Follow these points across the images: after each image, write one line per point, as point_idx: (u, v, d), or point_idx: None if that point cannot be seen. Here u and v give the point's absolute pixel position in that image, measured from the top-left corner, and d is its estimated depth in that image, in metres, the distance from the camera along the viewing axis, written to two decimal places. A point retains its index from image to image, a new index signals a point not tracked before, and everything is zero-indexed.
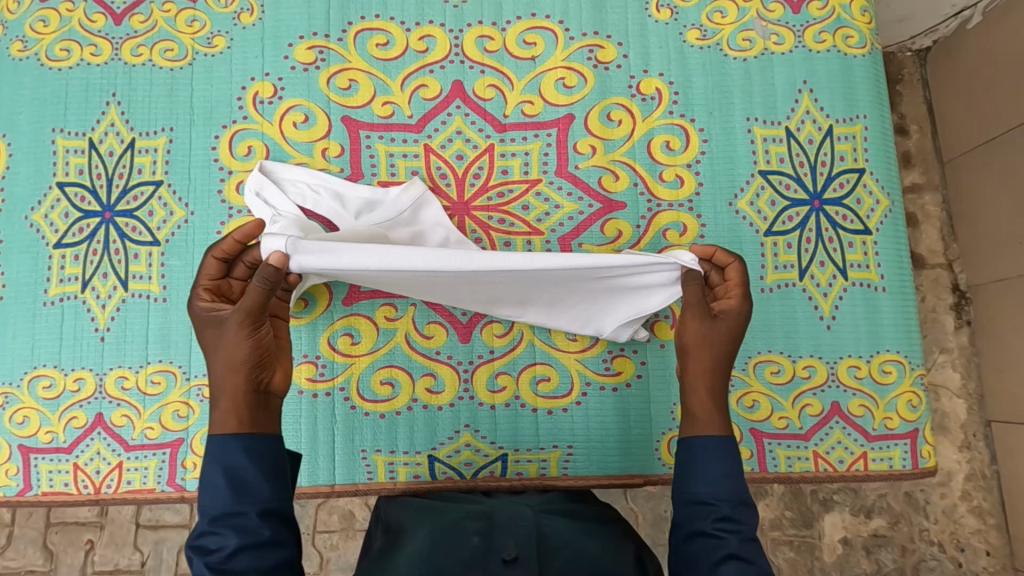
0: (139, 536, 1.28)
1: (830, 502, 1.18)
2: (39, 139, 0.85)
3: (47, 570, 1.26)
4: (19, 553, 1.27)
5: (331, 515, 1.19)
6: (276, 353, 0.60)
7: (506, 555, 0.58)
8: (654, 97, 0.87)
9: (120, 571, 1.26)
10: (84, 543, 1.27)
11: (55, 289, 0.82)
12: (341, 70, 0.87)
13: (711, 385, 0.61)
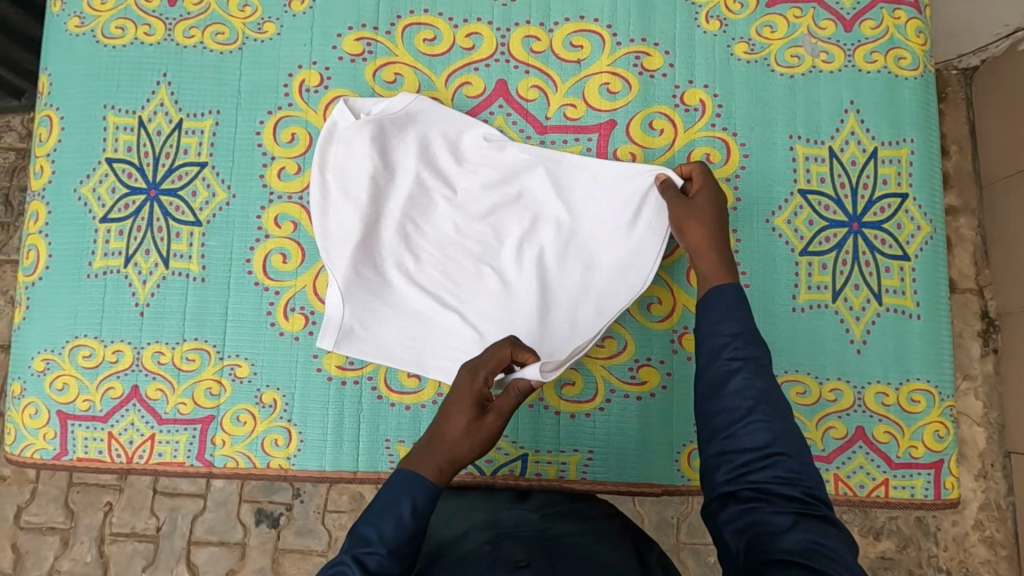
0: (156, 502, 1.34)
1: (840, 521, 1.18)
2: (91, 114, 0.87)
3: (67, 526, 1.33)
4: (42, 509, 1.34)
5: (340, 496, 1.35)
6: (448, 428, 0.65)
7: (517, 560, 0.57)
8: (697, 109, 0.86)
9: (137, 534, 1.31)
10: (104, 504, 1.33)
11: (99, 261, 0.85)
12: (387, 63, 0.87)
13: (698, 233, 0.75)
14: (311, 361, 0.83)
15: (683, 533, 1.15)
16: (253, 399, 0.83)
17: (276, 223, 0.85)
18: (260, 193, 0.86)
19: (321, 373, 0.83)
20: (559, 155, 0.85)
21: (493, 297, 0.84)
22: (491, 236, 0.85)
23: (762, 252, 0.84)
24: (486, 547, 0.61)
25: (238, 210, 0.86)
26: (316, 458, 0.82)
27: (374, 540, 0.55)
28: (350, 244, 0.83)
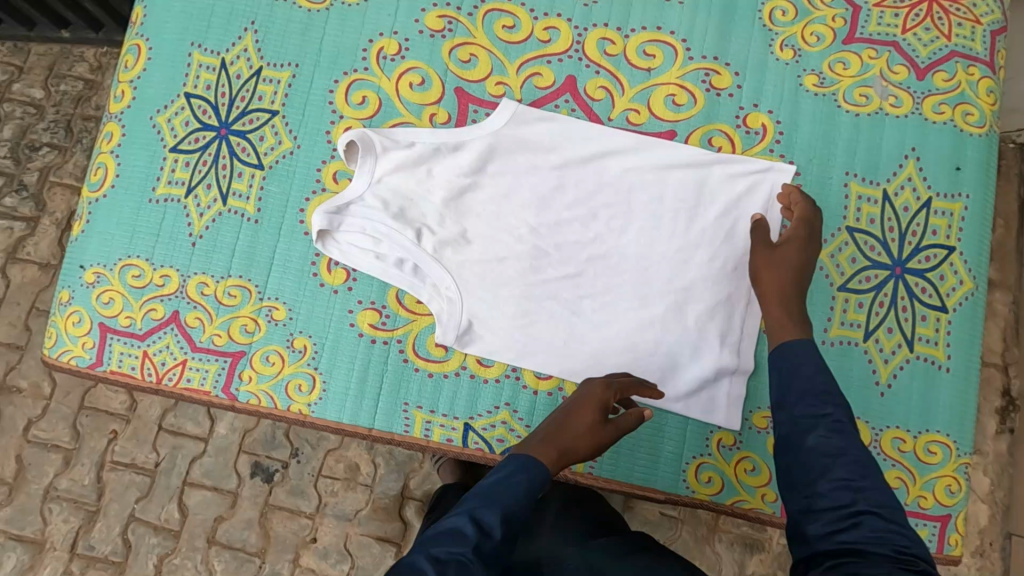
0: (159, 438, 1.45)
1: None
2: (178, 49, 0.91)
3: (72, 446, 1.45)
4: (51, 426, 1.47)
5: (338, 463, 1.40)
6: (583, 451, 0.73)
7: None
8: (758, 132, 0.88)
9: (136, 465, 1.41)
10: (110, 432, 1.45)
11: (163, 189, 0.88)
12: (464, 43, 0.90)
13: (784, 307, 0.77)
14: (346, 316, 0.86)
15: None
16: (285, 342, 0.85)
17: (335, 179, 0.88)
18: (325, 148, 0.89)
19: (354, 330, 0.85)
20: (518, 192, 0.88)
21: (538, 282, 0.87)
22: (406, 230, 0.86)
23: None
24: None
25: (302, 160, 0.89)
26: (336, 408, 0.85)
27: None
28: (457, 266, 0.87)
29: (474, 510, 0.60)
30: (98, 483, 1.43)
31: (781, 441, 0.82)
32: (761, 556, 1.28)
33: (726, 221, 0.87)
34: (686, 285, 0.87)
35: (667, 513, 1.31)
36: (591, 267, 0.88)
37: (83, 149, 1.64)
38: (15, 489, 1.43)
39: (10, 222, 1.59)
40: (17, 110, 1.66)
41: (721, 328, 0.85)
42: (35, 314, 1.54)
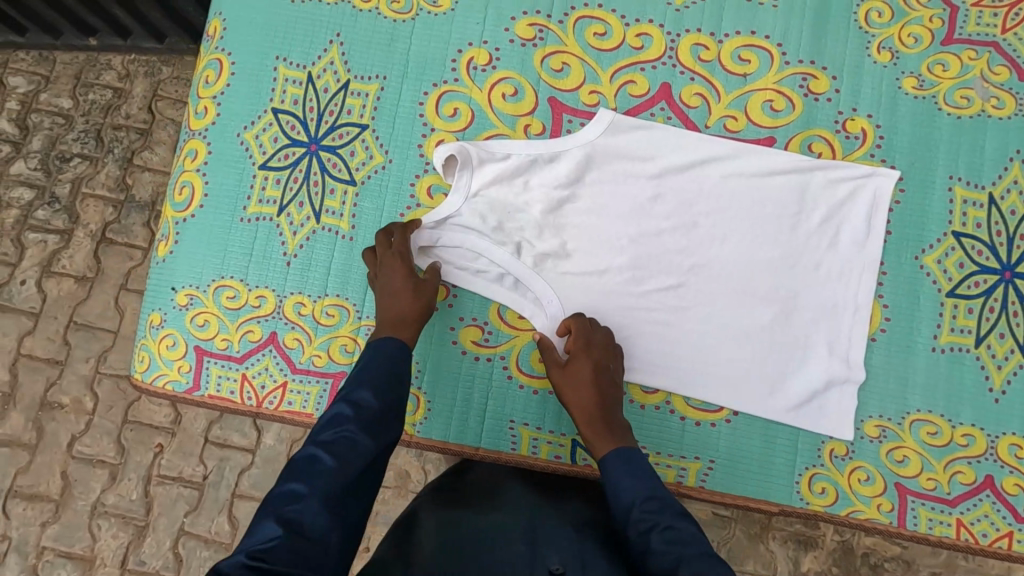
0: (206, 450, 1.43)
1: (879, 569, 1.25)
2: (263, 63, 0.89)
3: (118, 461, 1.42)
4: (95, 441, 1.43)
5: None
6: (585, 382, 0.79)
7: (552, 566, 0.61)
8: (858, 137, 0.86)
9: (183, 478, 1.41)
10: (155, 445, 1.43)
11: (253, 207, 0.86)
12: (555, 51, 0.88)
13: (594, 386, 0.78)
14: (448, 334, 0.84)
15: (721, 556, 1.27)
16: None
17: (429, 194, 0.87)
18: (417, 162, 0.87)
19: (456, 347, 0.84)
20: (619, 202, 0.87)
21: (638, 294, 0.86)
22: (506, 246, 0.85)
23: (906, 290, 0.84)
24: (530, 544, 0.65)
25: (394, 175, 0.87)
26: (442, 427, 0.83)
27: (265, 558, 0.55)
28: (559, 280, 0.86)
29: (350, 396, 0.72)
30: (146, 498, 1.41)
31: (895, 450, 0.81)
32: (814, 554, 1.27)
33: (828, 227, 0.86)
34: (793, 294, 0.85)
35: (720, 513, 1.29)
36: (689, 280, 0.86)
37: (115, 159, 1.55)
38: (62, 506, 1.41)
39: (44, 236, 1.52)
40: (45, 120, 1.57)
41: (828, 336, 0.84)
42: (74, 328, 1.48)
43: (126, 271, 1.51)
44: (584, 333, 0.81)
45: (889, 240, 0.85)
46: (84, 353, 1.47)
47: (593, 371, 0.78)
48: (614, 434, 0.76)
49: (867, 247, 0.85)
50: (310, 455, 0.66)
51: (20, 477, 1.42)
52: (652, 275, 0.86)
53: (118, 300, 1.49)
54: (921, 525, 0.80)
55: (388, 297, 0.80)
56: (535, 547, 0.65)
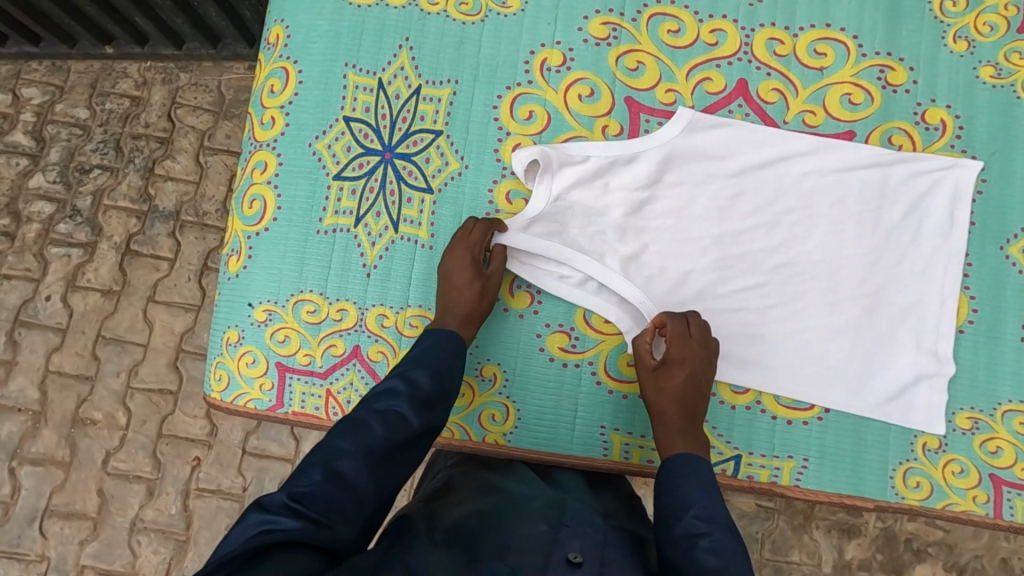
0: (244, 461, 1.38)
1: (923, 553, 1.23)
2: (332, 70, 0.87)
3: (155, 476, 1.37)
4: (131, 456, 1.38)
5: None
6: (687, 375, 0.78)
7: (570, 555, 0.62)
8: (937, 128, 0.86)
9: (223, 491, 1.36)
10: (193, 458, 1.37)
11: (329, 219, 0.85)
12: (630, 50, 0.87)
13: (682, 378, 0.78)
14: (534, 341, 0.83)
15: (767, 549, 1.24)
16: (474, 371, 0.83)
17: (507, 199, 0.85)
18: (494, 167, 0.86)
19: (543, 354, 0.83)
20: (702, 201, 0.85)
21: (724, 294, 0.84)
22: (589, 250, 0.84)
23: (992, 280, 0.83)
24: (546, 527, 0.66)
25: (470, 181, 0.85)
26: (532, 436, 0.82)
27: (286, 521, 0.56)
28: (644, 282, 0.84)
29: (405, 373, 0.72)
30: (185, 512, 1.36)
31: (988, 441, 0.81)
32: (857, 541, 1.24)
33: (911, 220, 0.84)
34: (877, 291, 0.84)
35: (764, 504, 1.26)
36: (775, 278, 0.84)
37: (136, 169, 1.48)
38: (100, 523, 1.36)
39: (68, 249, 1.45)
40: (62, 131, 1.49)
41: (916, 332, 0.83)
42: (102, 342, 1.42)
43: (152, 283, 1.43)
44: (682, 341, 0.78)
45: (973, 231, 0.84)
46: (114, 367, 1.41)
47: (684, 380, 0.77)
48: (689, 438, 0.75)
49: (950, 240, 0.84)
50: (361, 419, 0.67)
51: (55, 495, 1.37)
52: (736, 274, 0.84)
53: (147, 312, 1.42)
54: (1018, 515, 0.80)
55: (450, 289, 0.79)
56: (557, 527, 0.66)
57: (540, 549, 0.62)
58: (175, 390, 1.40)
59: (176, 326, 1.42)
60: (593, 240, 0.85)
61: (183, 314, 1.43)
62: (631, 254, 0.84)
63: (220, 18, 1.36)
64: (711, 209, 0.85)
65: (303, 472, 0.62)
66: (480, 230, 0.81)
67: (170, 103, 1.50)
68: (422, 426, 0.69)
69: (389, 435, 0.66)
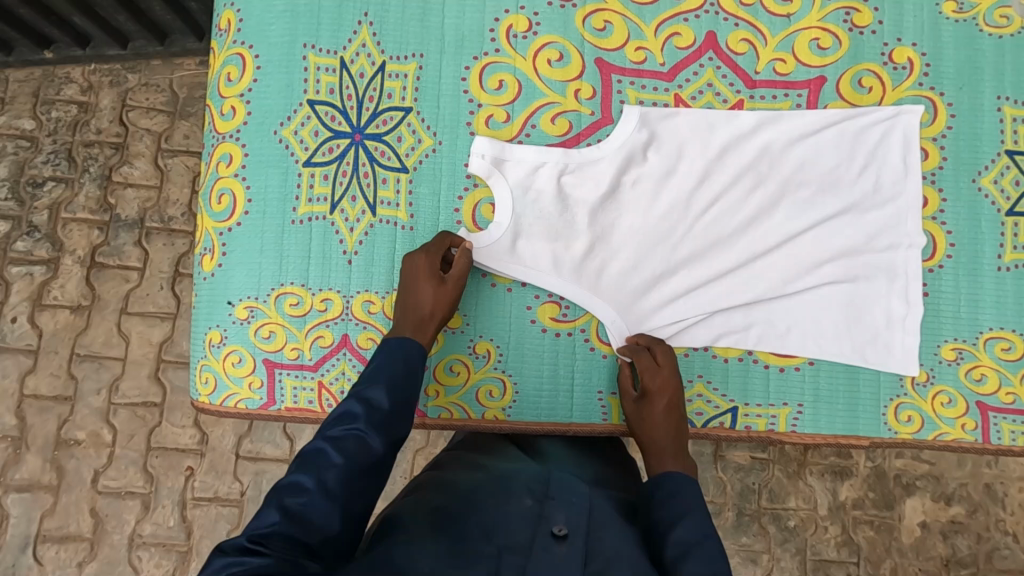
0: (239, 466, 1.35)
1: (913, 487, 1.28)
2: (291, 53, 0.83)
3: (148, 490, 1.34)
4: (121, 473, 1.34)
5: None
6: (663, 395, 0.77)
7: (556, 529, 0.62)
8: (905, 67, 0.86)
9: (221, 498, 1.34)
10: (186, 468, 1.34)
11: (304, 208, 0.82)
12: (596, 10, 0.85)
13: (664, 400, 0.77)
14: (525, 313, 0.82)
15: (764, 499, 1.27)
16: (467, 349, 0.82)
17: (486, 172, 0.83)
18: (468, 141, 0.84)
19: (535, 326, 0.82)
20: (682, 156, 0.84)
21: (710, 251, 0.84)
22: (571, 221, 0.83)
23: (967, 212, 0.85)
24: (530, 503, 0.66)
25: (446, 157, 0.83)
26: (532, 409, 0.82)
27: (254, 557, 0.54)
28: (629, 245, 0.83)
29: (361, 394, 0.69)
30: (184, 523, 1.34)
31: (973, 369, 0.83)
32: (850, 482, 1.28)
33: (870, 172, 0.85)
34: (852, 245, 0.84)
35: (758, 456, 1.28)
36: (749, 234, 0.84)
37: (93, 178, 1.41)
38: (97, 543, 1.33)
39: (30, 268, 1.39)
40: (7, 144, 1.42)
41: (900, 272, 0.84)
42: (78, 360, 1.37)
43: (123, 294, 1.39)
44: (653, 374, 0.78)
45: (947, 166, 0.85)
46: (93, 384, 1.37)
47: (665, 411, 0.77)
48: (683, 462, 0.74)
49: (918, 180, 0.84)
50: (316, 448, 0.63)
51: (46, 520, 1.33)
52: (717, 229, 0.84)
53: (121, 325, 1.38)
54: (1005, 438, 0.82)
55: (409, 293, 0.77)
56: (542, 502, 0.67)
57: (525, 524, 0.63)
58: (159, 402, 1.37)
59: (154, 336, 1.38)
60: (569, 209, 0.83)
61: (159, 324, 1.38)
62: (614, 218, 0.83)
63: (164, 11, 1.29)
64: (692, 163, 0.84)
65: (262, 513, 0.59)
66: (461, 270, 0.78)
67: (120, 106, 1.43)
68: (384, 448, 0.66)
69: (351, 460, 0.63)
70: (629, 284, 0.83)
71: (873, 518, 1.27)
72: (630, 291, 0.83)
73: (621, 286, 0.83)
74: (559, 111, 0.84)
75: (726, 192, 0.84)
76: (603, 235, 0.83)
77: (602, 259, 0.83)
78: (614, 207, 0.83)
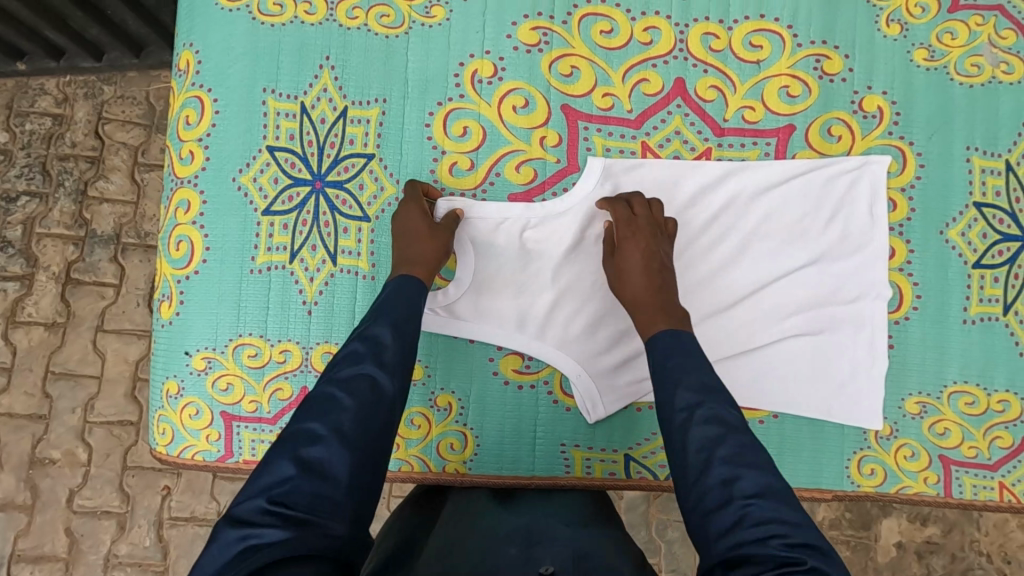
0: (216, 486, 1.34)
1: (890, 508, 1.27)
2: (250, 97, 0.82)
3: (124, 510, 1.33)
4: (97, 492, 1.33)
5: None
6: (639, 236, 0.77)
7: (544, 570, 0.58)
8: (875, 115, 0.85)
9: (197, 518, 1.33)
10: (161, 488, 1.33)
11: (262, 256, 0.81)
12: (563, 55, 0.83)
13: (643, 245, 0.76)
14: (488, 366, 0.81)
15: None
16: (428, 402, 0.81)
17: None
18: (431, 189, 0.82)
19: (498, 378, 0.81)
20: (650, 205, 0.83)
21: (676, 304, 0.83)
22: (535, 272, 0.82)
23: (934, 262, 0.84)
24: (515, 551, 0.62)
25: None
26: (494, 462, 0.81)
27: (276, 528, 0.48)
28: (594, 298, 0.82)
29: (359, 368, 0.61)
30: (161, 542, 1.33)
31: (937, 423, 0.83)
32: (826, 503, 1.28)
33: (834, 226, 0.84)
34: (816, 299, 0.84)
35: None
36: (711, 288, 0.83)
37: (68, 193, 1.38)
38: (72, 563, 1.32)
39: (2, 284, 1.36)
40: None
41: (866, 326, 0.83)
42: (53, 378, 1.35)
43: (99, 311, 1.36)
44: (625, 222, 0.78)
45: (916, 217, 0.85)
46: (68, 403, 1.35)
47: (644, 258, 0.76)
48: (670, 316, 0.72)
49: (882, 233, 0.84)
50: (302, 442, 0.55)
51: (20, 540, 1.32)
52: (682, 280, 0.83)
53: (97, 343, 1.35)
54: (967, 493, 0.82)
55: (409, 236, 0.76)
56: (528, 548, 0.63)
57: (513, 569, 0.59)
58: (136, 420, 1.35)
59: (130, 354, 1.36)
60: (534, 262, 0.82)
61: (135, 341, 1.36)
62: (579, 270, 0.82)
63: (139, 25, 1.26)
64: None
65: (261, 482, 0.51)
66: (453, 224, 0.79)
67: (96, 119, 1.40)
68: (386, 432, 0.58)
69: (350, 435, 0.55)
70: (592, 336, 0.82)
71: (849, 538, 1.27)
72: (593, 344, 0.82)
73: (585, 339, 0.82)
74: (524, 159, 0.83)
75: (692, 244, 0.84)
76: (567, 286, 0.82)
77: (566, 311, 0.82)
78: (580, 258, 0.82)
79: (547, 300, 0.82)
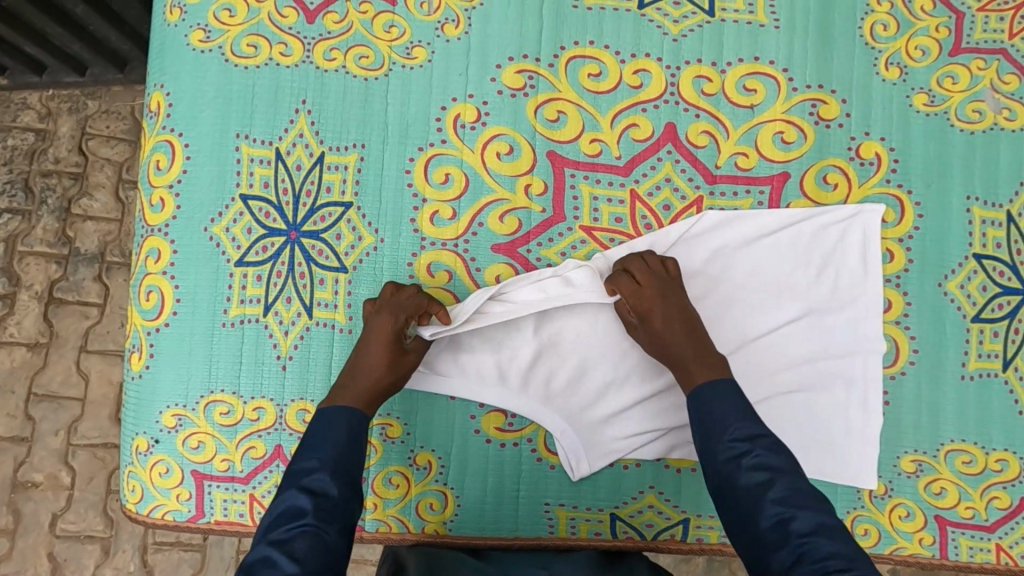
0: None
1: None
2: (223, 143, 0.78)
3: (108, 535, 1.28)
4: (80, 516, 1.28)
5: None
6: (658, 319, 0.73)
7: None
8: (872, 163, 0.82)
9: (182, 543, 1.28)
10: None
11: (235, 309, 0.78)
12: (549, 99, 0.80)
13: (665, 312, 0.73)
14: (469, 423, 0.79)
15: None
16: (407, 460, 0.78)
17: (428, 272, 0.79)
18: (411, 238, 0.79)
19: (479, 436, 0.79)
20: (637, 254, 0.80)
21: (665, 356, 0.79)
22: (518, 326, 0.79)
23: (932, 315, 0.81)
24: None
25: (388, 257, 0.79)
26: (475, 522, 0.79)
27: None
28: (578, 350, 0.79)
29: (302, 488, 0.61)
30: (145, 568, 1.28)
31: (933, 482, 0.81)
32: None
33: (825, 278, 0.81)
34: (810, 355, 0.81)
35: None
36: None
37: (51, 211, 1.33)
38: None
39: None
40: None
41: (861, 382, 0.80)
42: (35, 399, 1.30)
43: (83, 331, 1.31)
44: (633, 295, 0.74)
45: (913, 269, 0.82)
46: (52, 424, 1.29)
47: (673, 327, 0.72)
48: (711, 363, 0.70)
49: (878, 286, 0.81)
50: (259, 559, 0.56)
51: (2, 565, 1.27)
52: None
53: (81, 364, 1.30)
54: (963, 555, 0.80)
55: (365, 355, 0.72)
56: None
57: None
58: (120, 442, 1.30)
59: (115, 374, 1.31)
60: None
61: (119, 362, 1.31)
62: (562, 322, 0.79)
63: (121, 40, 1.20)
64: None
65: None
66: (419, 352, 0.74)
67: (79, 134, 1.34)
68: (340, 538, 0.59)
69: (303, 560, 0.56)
70: (577, 392, 0.79)
71: None
72: (578, 400, 0.79)
73: (569, 393, 0.79)
74: (508, 208, 0.80)
75: None
76: (552, 340, 0.79)
77: (550, 366, 0.79)
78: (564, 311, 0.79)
79: (529, 353, 0.78)
